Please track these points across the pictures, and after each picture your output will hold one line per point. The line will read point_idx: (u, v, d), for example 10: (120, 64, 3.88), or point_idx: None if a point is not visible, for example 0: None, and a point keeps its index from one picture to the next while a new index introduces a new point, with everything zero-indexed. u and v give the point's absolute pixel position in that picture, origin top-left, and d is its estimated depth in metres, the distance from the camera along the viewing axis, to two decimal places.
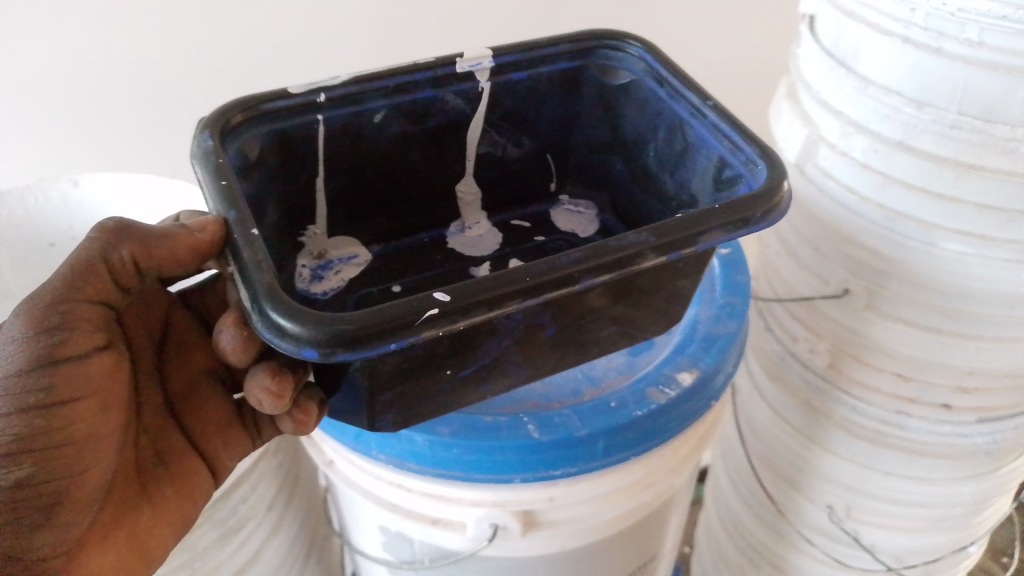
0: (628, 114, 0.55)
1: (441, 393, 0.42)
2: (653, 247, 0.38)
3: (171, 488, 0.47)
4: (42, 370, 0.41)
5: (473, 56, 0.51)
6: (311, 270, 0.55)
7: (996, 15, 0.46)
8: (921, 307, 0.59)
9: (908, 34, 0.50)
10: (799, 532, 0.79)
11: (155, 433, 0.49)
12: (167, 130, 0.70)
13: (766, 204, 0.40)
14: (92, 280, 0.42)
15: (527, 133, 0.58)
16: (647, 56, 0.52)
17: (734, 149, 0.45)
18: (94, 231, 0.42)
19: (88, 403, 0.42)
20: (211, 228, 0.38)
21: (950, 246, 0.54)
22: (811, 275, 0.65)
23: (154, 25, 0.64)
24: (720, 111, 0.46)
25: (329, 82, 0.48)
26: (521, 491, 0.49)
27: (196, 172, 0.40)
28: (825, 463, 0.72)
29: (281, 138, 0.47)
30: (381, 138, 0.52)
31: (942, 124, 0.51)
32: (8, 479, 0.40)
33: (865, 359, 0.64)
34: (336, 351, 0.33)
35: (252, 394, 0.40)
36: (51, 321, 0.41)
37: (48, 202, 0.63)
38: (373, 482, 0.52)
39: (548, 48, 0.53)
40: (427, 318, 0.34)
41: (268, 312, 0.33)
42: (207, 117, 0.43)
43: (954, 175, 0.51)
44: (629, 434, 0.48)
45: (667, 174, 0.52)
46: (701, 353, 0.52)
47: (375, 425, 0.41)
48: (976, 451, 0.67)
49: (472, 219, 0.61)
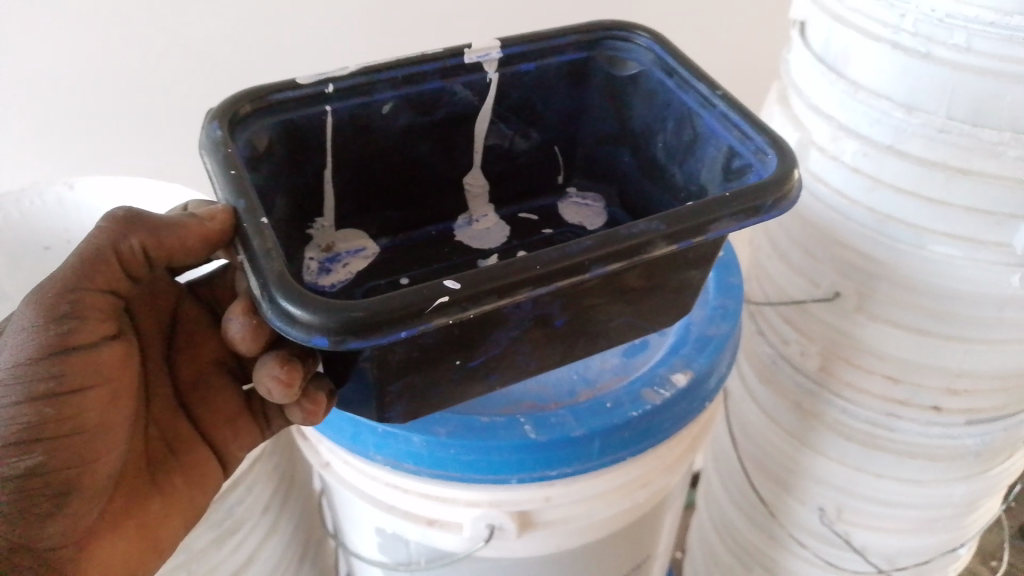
0: (637, 104, 0.55)
1: (450, 384, 0.42)
2: (663, 236, 0.38)
3: (180, 479, 0.47)
4: (53, 358, 0.40)
5: (481, 47, 0.52)
6: (319, 263, 0.55)
7: (983, 21, 0.47)
8: (912, 309, 0.59)
9: (898, 39, 0.51)
10: (791, 534, 0.79)
11: (165, 425, 0.48)
12: (164, 130, 0.70)
13: (776, 192, 0.41)
14: (102, 270, 0.42)
15: (536, 126, 0.58)
16: (656, 46, 0.53)
17: (744, 137, 0.46)
18: (104, 221, 0.42)
19: (100, 391, 0.42)
20: (221, 216, 0.37)
21: (939, 250, 0.55)
22: (802, 277, 0.66)
23: (152, 24, 0.63)
24: (730, 101, 0.47)
25: (337, 72, 0.48)
26: (517, 491, 0.49)
27: (204, 161, 0.40)
28: (816, 465, 0.73)
29: (289, 129, 0.47)
30: (389, 131, 0.52)
31: (931, 128, 0.51)
32: (17, 469, 0.39)
33: (855, 361, 0.65)
34: (347, 338, 0.33)
35: (260, 384, 0.40)
36: (61, 309, 0.40)
37: (44, 204, 0.63)
38: (369, 483, 0.52)
39: (556, 38, 0.54)
40: (437, 306, 0.34)
41: (279, 299, 0.33)
42: (214, 108, 0.43)
43: (942, 177, 0.52)
44: (624, 434, 0.48)
45: (675, 165, 0.53)
46: (695, 353, 0.52)
47: (384, 417, 0.41)
48: (965, 452, 0.67)
49: (479, 212, 0.61)
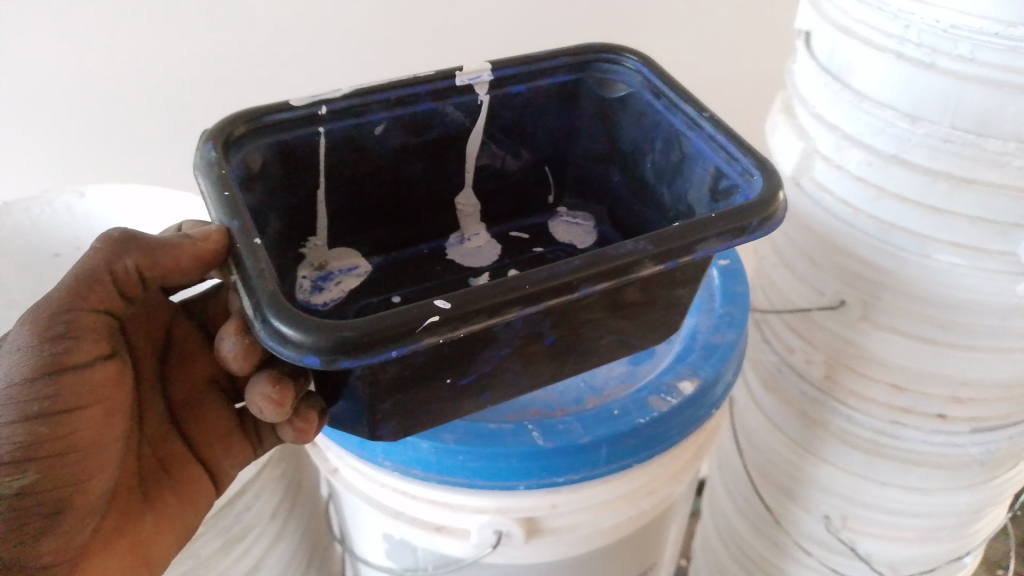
0: (626, 125, 0.55)
1: (442, 401, 0.43)
2: (651, 255, 0.39)
3: (173, 495, 0.48)
4: (48, 378, 0.41)
5: (473, 70, 0.52)
6: (312, 281, 0.56)
7: (987, 31, 0.46)
8: (916, 319, 0.59)
9: (902, 50, 0.51)
10: (795, 543, 0.79)
11: (158, 442, 0.49)
12: (169, 143, 0.71)
13: (761, 213, 0.41)
14: (96, 290, 0.42)
15: (526, 146, 0.59)
16: (644, 69, 0.53)
17: (731, 159, 0.46)
18: (99, 242, 0.42)
19: (93, 411, 0.43)
20: (215, 237, 0.38)
21: (943, 259, 0.55)
22: (807, 286, 0.66)
23: (155, 39, 0.64)
24: (717, 122, 0.47)
25: (331, 94, 0.48)
26: (524, 498, 0.50)
27: (199, 182, 0.41)
28: (821, 473, 0.72)
29: (283, 150, 0.48)
30: (382, 151, 0.53)
31: (935, 138, 0.51)
32: (12, 488, 0.40)
33: (860, 369, 0.65)
34: (338, 357, 0.33)
35: (253, 402, 0.41)
36: (55, 329, 0.41)
37: (52, 213, 0.64)
38: (377, 489, 0.52)
39: (548, 61, 0.54)
40: (427, 325, 0.35)
41: (271, 319, 0.33)
42: (209, 129, 0.44)
43: (946, 187, 0.52)
44: (631, 441, 0.48)
45: (664, 185, 0.53)
46: (701, 362, 0.52)
47: (376, 434, 0.42)
48: (970, 461, 0.67)
49: (471, 230, 0.62)
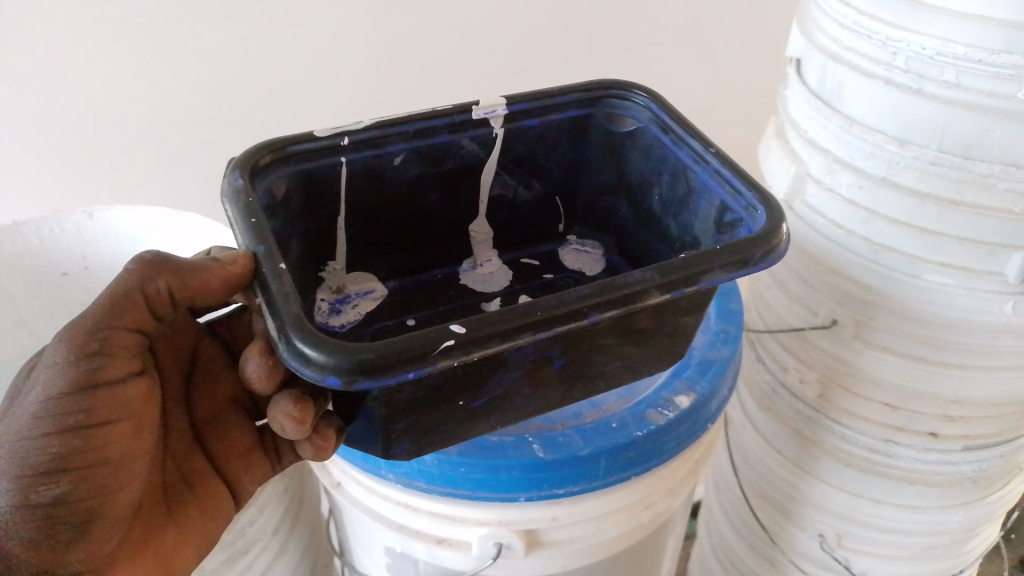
0: (633, 158, 0.58)
1: (453, 423, 0.44)
2: (658, 285, 0.41)
3: (196, 511, 0.50)
4: (83, 393, 0.43)
5: (488, 104, 0.54)
6: (330, 304, 0.58)
7: (971, 58, 0.48)
8: (908, 338, 0.61)
9: (889, 76, 0.53)
10: (791, 561, 0.81)
11: (180, 456, 0.51)
12: (181, 166, 0.73)
13: (763, 246, 0.43)
14: (130, 309, 0.44)
15: (538, 176, 0.61)
16: (653, 105, 0.55)
17: (736, 194, 0.48)
18: (134, 264, 0.44)
19: (124, 425, 0.45)
20: (242, 261, 0.40)
21: (932, 278, 0.57)
22: (801, 306, 0.67)
23: (169, 65, 0.67)
24: (723, 158, 0.49)
25: (353, 125, 0.51)
26: (525, 510, 0.52)
27: (226, 209, 0.43)
28: (816, 492, 0.74)
29: (305, 178, 0.50)
30: (400, 180, 0.55)
31: (923, 161, 0.53)
32: (46, 497, 0.42)
33: (853, 388, 0.66)
34: (357, 379, 0.35)
35: (274, 420, 0.42)
36: (92, 346, 0.43)
37: (63, 232, 0.66)
38: (381, 502, 0.54)
39: (559, 96, 0.56)
40: (444, 348, 0.36)
41: (293, 340, 0.35)
42: (237, 158, 0.46)
43: (935, 209, 0.54)
44: (629, 454, 0.50)
45: (670, 216, 0.55)
46: (698, 376, 0.54)
47: (389, 453, 0.44)
48: (964, 479, 0.69)
49: (483, 257, 0.64)
